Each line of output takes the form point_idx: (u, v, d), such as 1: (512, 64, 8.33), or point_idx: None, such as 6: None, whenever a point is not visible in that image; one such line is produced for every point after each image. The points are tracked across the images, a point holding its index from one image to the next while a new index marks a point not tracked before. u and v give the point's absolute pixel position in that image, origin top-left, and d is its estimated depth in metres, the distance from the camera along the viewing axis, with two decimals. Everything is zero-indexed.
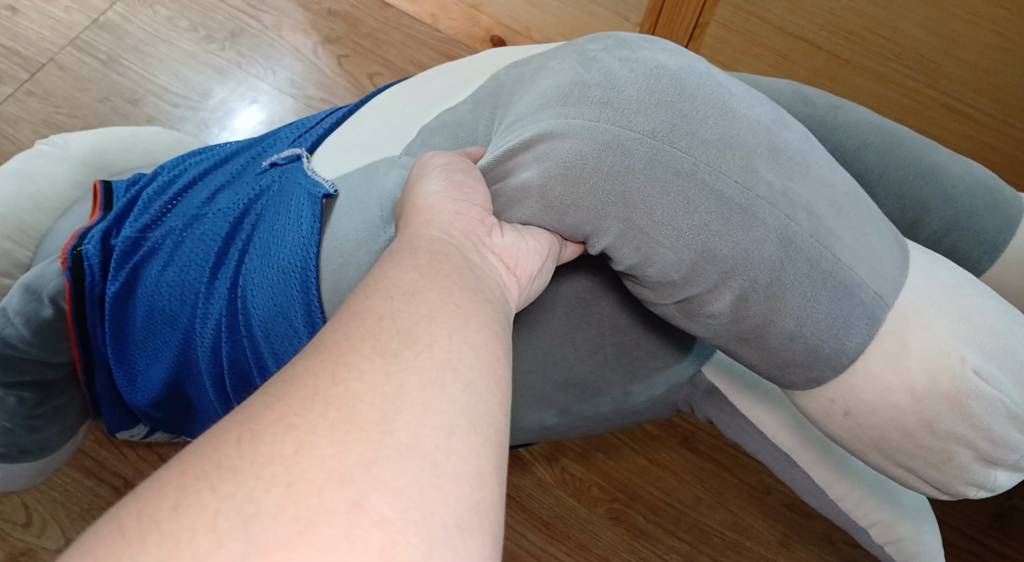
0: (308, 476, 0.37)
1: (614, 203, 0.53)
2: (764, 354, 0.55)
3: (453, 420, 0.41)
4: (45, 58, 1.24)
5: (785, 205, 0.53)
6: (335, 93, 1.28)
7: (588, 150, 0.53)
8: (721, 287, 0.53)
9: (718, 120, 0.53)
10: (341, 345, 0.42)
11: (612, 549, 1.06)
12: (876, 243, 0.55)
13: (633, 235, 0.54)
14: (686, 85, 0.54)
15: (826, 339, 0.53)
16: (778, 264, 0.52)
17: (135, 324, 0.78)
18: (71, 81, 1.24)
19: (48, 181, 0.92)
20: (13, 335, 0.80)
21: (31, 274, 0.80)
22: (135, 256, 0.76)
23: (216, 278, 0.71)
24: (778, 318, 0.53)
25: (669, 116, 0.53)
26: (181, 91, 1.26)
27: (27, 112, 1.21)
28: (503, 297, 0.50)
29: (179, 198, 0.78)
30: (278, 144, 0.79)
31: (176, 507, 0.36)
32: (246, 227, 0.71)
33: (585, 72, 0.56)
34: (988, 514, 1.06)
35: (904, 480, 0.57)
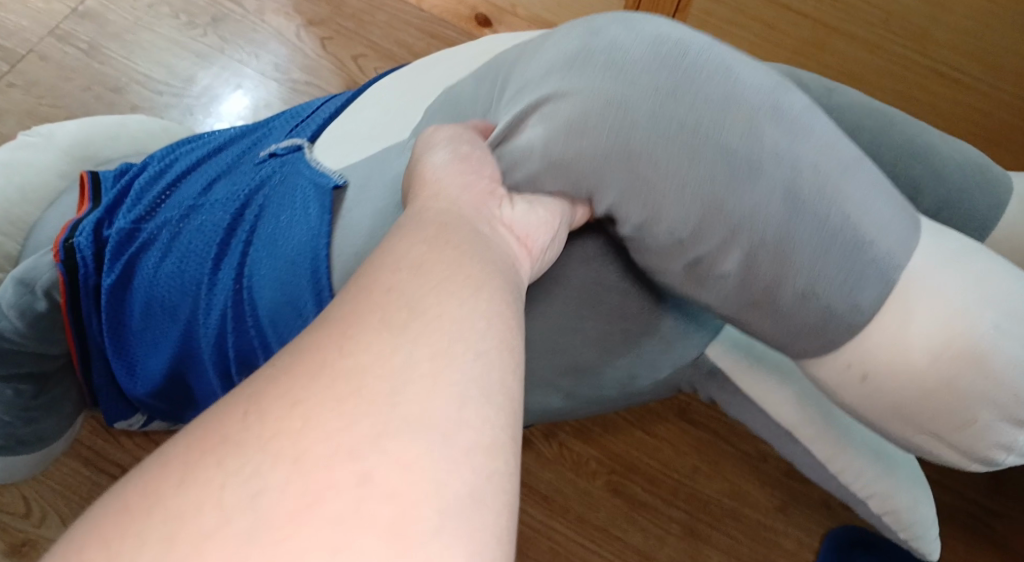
0: (317, 450, 0.38)
1: (618, 162, 0.54)
2: (775, 317, 0.56)
3: (463, 391, 0.41)
4: (26, 49, 1.23)
5: (792, 163, 0.53)
6: (320, 75, 1.28)
7: (592, 111, 0.54)
8: (729, 245, 0.54)
9: (719, 87, 0.54)
10: (349, 317, 0.42)
11: (611, 521, 1.07)
12: (885, 206, 0.55)
13: (639, 193, 0.54)
14: (689, 49, 0.55)
15: (837, 298, 0.54)
16: (785, 221, 0.53)
17: (134, 314, 0.77)
18: (53, 71, 1.23)
19: (34, 173, 0.92)
20: (8, 327, 0.81)
21: (25, 267, 0.79)
22: (130, 247, 0.76)
23: (217, 270, 0.71)
24: (788, 277, 0.54)
25: (670, 87, 0.54)
26: (165, 79, 1.25)
27: (10, 103, 1.20)
28: (514, 269, 0.50)
29: (174, 188, 0.78)
30: (275, 132, 0.79)
31: (183, 481, 0.37)
32: (246, 218, 0.71)
33: (590, 40, 0.57)
34: (983, 476, 1.08)
35: (909, 449, 0.58)
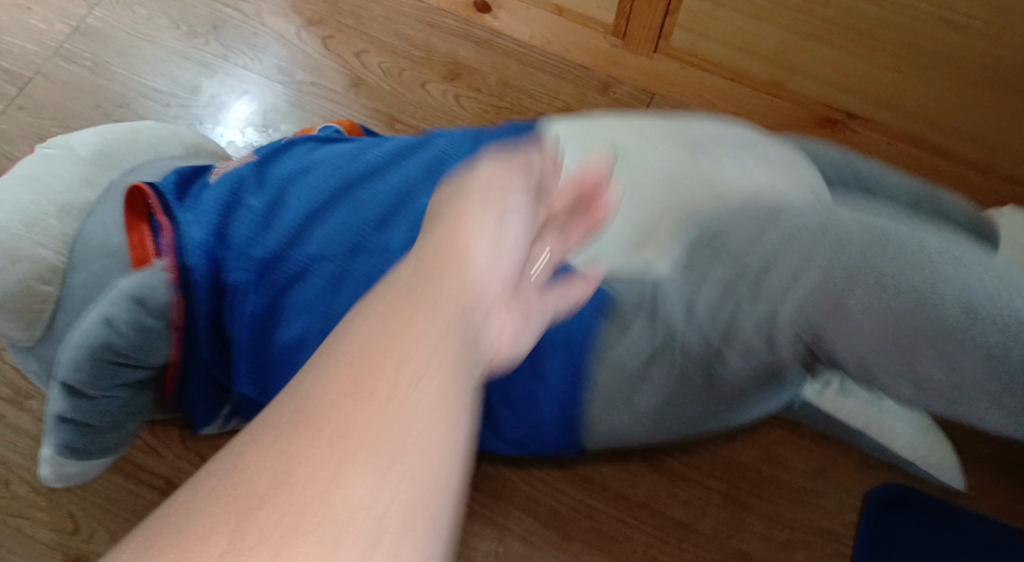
0: (309, 535, 0.43)
1: (746, 281, 0.76)
2: (844, 340, 0.72)
3: (425, 468, 0.47)
4: (31, 72, 1.24)
5: (885, 249, 0.73)
6: (325, 74, 1.28)
7: (721, 242, 0.78)
8: (862, 319, 0.71)
9: (862, 226, 0.75)
10: (349, 375, 0.47)
11: (651, 496, 1.07)
12: (964, 262, 0.73)
13: (767, 322, 0.76)
14: (811, 214, 0.77)
15: (931, 321, 0.69)
16: (873, 286, 0.71)
17: (280, 338, 0.84)
18: (60, 91, 1.24)
19: (62, 183, 0.92)
20: (116, 342, 0.82)
21: (138, 288, 0.82)
22: (278, 278, 0.83)
23: (399, 238, 0.82)
24: (868, 318, 0.71)
25: (835, 235, 0.74)
26: (171, 90, 1.25)
27: (22, 127, 1.21)
28: (482, 365, 0.53)
29: (312, 218, 0.85)
30: (404, 164, 0.88)
31: (206, 537, 0.43)
32: (410, 199, 0.85)
33: (747, 204, 0.80)
34: None
35: (952, 412, 0.72)
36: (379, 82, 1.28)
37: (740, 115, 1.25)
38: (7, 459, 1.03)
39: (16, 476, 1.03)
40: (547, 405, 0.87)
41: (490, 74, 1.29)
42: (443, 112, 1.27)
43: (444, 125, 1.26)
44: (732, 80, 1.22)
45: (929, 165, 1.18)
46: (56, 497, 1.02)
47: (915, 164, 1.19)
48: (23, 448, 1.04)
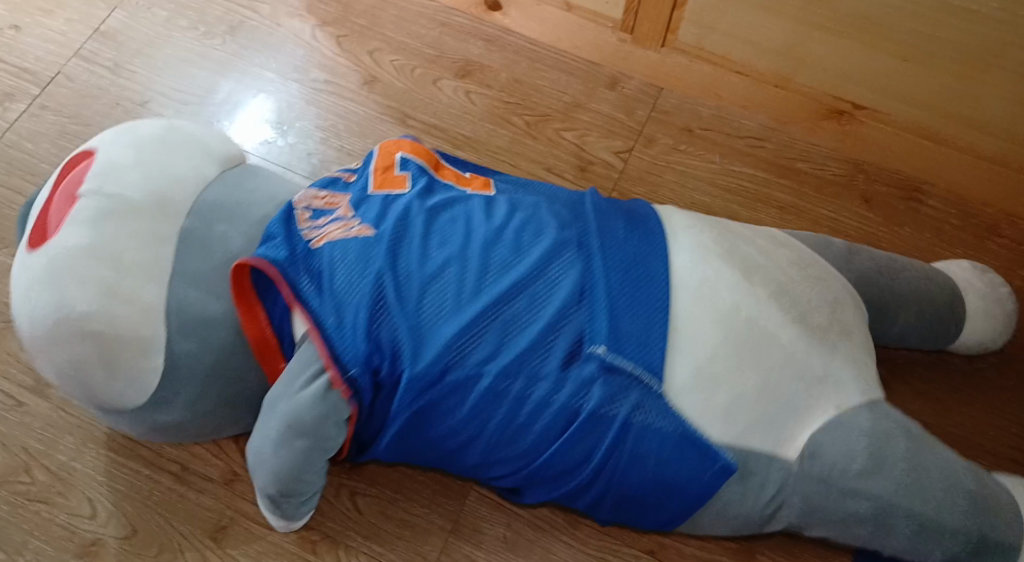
0: None
1: (793, 383, 0.83)
2: (893, 514, 0.85)
3: None
4: (53, 72, 1.28)
5: (931, 452, 0.86)
6: (339, 72, 1.30)
7: (777, 337, 0.84)
8: (887, 507, 0.85)
9: (847, 342, 0.87)
10: None
11: None
12: (983, 482, 0.88)
13: (806, 415, 0.84)
14: (828, 305, 0.88)
15: (965, 511, 0.85)
16: (935, 482, 0.85)
17: (393, 425, 0.89)
18: (80, 90, 1.27)
19: (132, 251, 0.90)
20: (321, 425, 0.88)
21: (318, 414, 0.87)
22: (486, 390, 0.85)
23: (555, 368, 0.83)
24: (914, 503, 0.84)
25: (831, 347, 0.86)
26: (187, 89, 1.28)
27: (43, 126, 1.24)
28: None
29: (417, 321, 0.85)
30: (504, 250, 0.87)
31: None
32: (536, 306, 0.84)
33: (778, 295, 0.86)
34: None
35: (873, 544, 0.88)
36: (392, 79, 1.29)
37: (748, 107, 1.27)
38: (29, 445, 1.05)
39: (37, 461, 1.04)
40: (582, 487, 0.90)
41: (500, 70, 1.30)
42: (455, 108, 1.28)
43: (456, 121, 1.27)
44: (738, 72, 1.24)
45: (940, 156, 1.19)
46: (75, 482, 1.03)
47: (927, 157, 1.20)
48: (44, 435, 1.05)
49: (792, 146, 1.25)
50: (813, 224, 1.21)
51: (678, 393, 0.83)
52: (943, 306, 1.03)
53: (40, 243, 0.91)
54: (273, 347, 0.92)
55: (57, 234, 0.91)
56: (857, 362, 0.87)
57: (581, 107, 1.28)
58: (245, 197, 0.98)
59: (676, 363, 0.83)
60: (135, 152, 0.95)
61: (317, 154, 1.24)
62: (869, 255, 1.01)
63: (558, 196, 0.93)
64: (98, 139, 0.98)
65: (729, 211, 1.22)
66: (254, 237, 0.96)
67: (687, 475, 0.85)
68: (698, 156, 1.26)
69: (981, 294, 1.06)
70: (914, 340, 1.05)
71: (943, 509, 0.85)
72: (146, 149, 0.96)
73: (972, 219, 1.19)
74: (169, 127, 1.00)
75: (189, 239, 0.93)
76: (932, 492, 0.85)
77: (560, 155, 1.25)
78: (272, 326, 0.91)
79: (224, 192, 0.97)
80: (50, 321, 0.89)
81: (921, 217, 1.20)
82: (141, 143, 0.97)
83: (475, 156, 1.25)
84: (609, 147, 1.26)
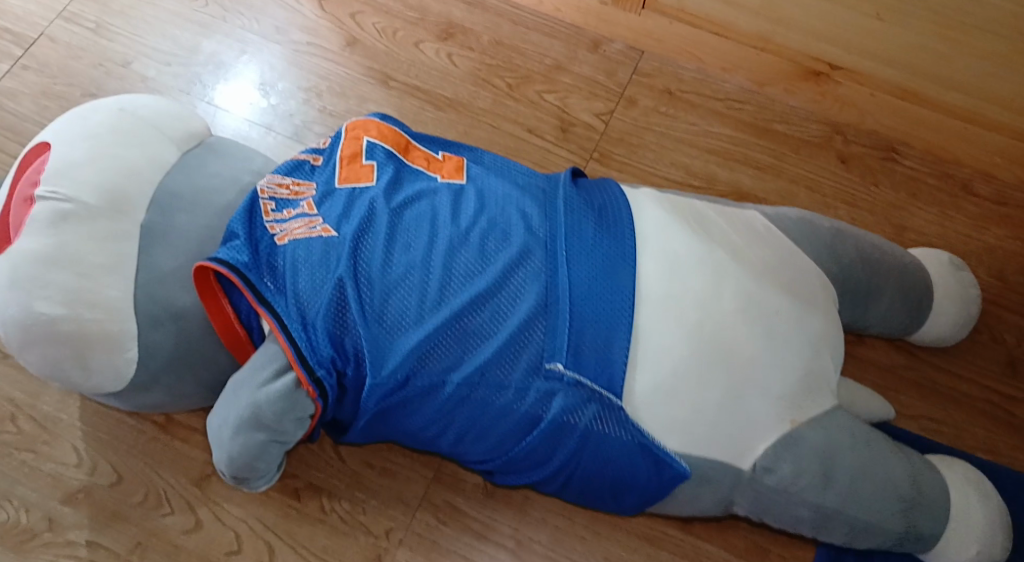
0: None
1: (758, 388, 0.84)
2: (847, 510, 0.88)
3: None
4: (36, 33, 1.29)
5: (888, 453, 0.90)
6: (321, 35, 1.31)
7: (745, 343, 0.85)
8: (844, 504, 0.88)
9: (816, 347, 0.87)
10: None
11: None
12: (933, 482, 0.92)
13: (773, 419, 0.85)
14: (803, 307, 0.88)
15: (912, 507, 0.90)
16: (889, 483, 0.89)
17: (360, 423, 0.91)
18: (63, 51, 1.27)
19: (96, 251, 0.88)
20: (285, 425, 0.88)
21: (278, 410, 0.86)
22: (450, 398, 0.86)
23: (518, 379, 0.84)
24: (868, 502, 0.88)
25: (799, 353, 0.86)
26: (170, 50, 1.29)
27: (26, 86, 1.25)
28: None
29: (380, 331, 0.85)
30: (468, 256, 0.86)
31: None
32: (499, 318, 0.85)
33: (752, 298, 0.86)
34: (1000, 362, 1.11)
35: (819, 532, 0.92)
36: (375, 42, 1.30)
37: (727, 69, 1.28)
38: (14, 396, 1.06)
39: (21, 412, 1.05)
40: (546, 477, 0.92)
41: (482, 33, 1.31)
42: (436, 70, 1.29)
43: (438, 82, 1.28)
44: (718, 34, 1.29)
45: (912, 115, 1.24)
46: (60, 432, 1.05)
47: (900, 115, 1.24)
48: (29, 386, 1.06)
49: (771, 108, 1.26)
50: (791, 183, 1.22)
51: (640, 402, 0.83)
52: (913, 305, 1.01)
53: (6, 247, 0.90)
54: (242, 340, 0.91)
55: (18, 239, 0.89)
56: (818, 373, 0.87)
57: (562, 69, 1.29)
58: (206, 182, 0.95)
59: (639, 371, 0.83)
60: (87, 146, 0.92)
61: (299, 114, 1.25)
62: (855, 244, 0.96)
63: (530, 187, 0.92)
64: (51, 131, 0.94)
65: (708, 171, 1.22)
66: (217, 227, 0.94)
67: (645, 476, 0.87)
68: (677, 117, 1.26)
69: (954, 309, 1.04)
70: (875, 329, 1.02)
71: (878, 518, 0.89)
72: (97, 143, 0.92)
73: (947, 177, 1.21)
74: (119, 111, 0.96)
75: (151, 234, 0.91)
76: (865, 495, 0.88)
77: (542, 116, 1.26)
78: (239, 320, 0.91)
79: (184, 178, 0.94)
80: (18, 327, 0.88)
81: (897, 176, 1.21)
82: (91, 136, 0.92)
83: (457, 117, 1.26)
84: (591, 109, 1.26)
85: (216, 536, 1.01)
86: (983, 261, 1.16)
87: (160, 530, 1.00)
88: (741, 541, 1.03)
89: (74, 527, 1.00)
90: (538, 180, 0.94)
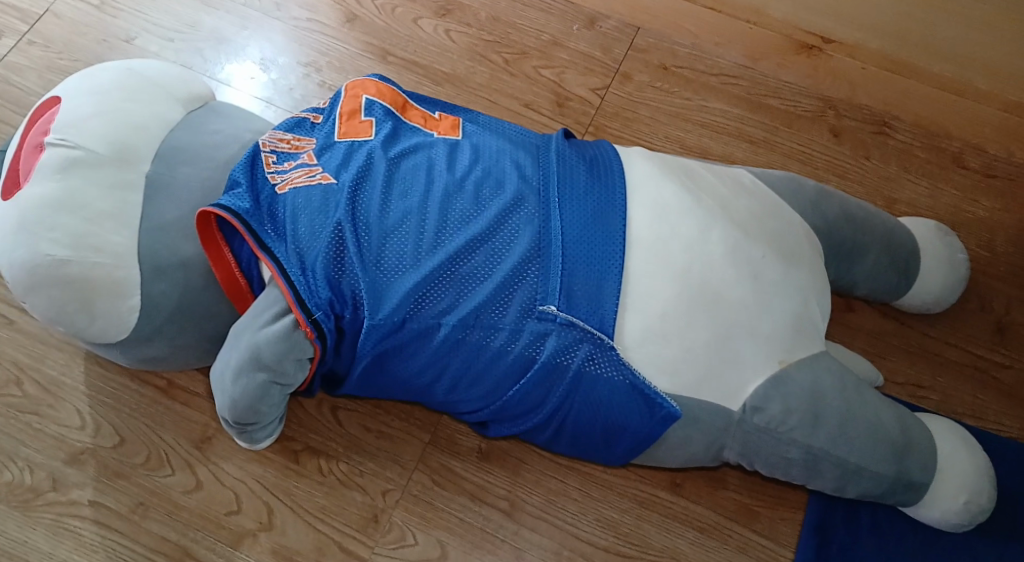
0: None
1: (744, 330, 0.87)
2: (837, 454, 0.91)
3: None
4: (41, 9, 1.31)
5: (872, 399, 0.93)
6: (321, 11, 1.33)
7: (731, 286, 0.88)
8: (834, 446, 0.91)
9: (800, 290, 0.91)
10: None
11: None
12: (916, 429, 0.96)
13: (759, 361, 0.88)
14: (785, 253, 0.92)
15: (897, 450, 0.93)
16: (875, 427, 0.92)
17: (358, 368, 0.93)
18: (68, 27, 1.30)
19: (102, 198, 0.92)
20: (286, 365, 0.91)
21: (280, 350, 0.90)
22: (446, 340, 0.89)
23: (512, 320, 0.87)
24: (857, 444, 0.91)
25: (783, 296, 0.89)
26: (173, 26, 1.31)
27: (31, 61, 1.27)
28: None
29: (378, 273, 0.88)
30: (463, 203, 0.90)
31: None
32: (494, 261, 0.88)
33: (736, 245, 0.89)
34: (989, 329, 1.13)
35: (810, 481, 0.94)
36: (374, 18, 1.32)
37: (721, 45, 1.30)
38: (19, 360, 1.09)
39: (27, 375, 1.08)
40: (539, 424, 0.95)
41: (480, 9, 1.33)
42: (435, 45, 1.30)
43: (436, 57, 1.30)
44: (711, 7, 1.32)
45: (905, 87, 1.26)
46: (64, 395, 1.07)
47: (892, 87, 1.26)
48: (34, 351, 1.09)
49: (765, 83, 1.27)
50: (783, 156, 1.23)
51: (629, 344, 0.86)
52: (899, 265, 1.05)
53: (13, 193, 0.93)
54: (243, 288, 0.95)
55: (25, 185, 0.92)
56: (803, 320, 0.90)
57: (558, 45, 1.30)
58: (208, 139, 0.99)
59: (628, 314, 0.86)
60: (95, 100, 0.95)
61: (299, 89, 1.27)
62: (838, 204, 1.01)
63: (524, 143, 0.96)
64: (61, 88, 0.98)
65: (702, 144, 1.24)
66: (218, 181, 0.97)
67: (635, 420, 0.90)
68: (671, 92, 1.27)
69: (940, 272, 1.08)
70: (863, 290, 1.06)
71: (867, 459, 0.92)
72: (106, 97, 0.96)
73: (938, 150, 1.22)
74: (127, 70, 0.99)
75: (155, 185, 0.94)
76: (855, 439, 0.91)
77: (538, 91, 1.27)
78: (240, 269, 0.94)
79: (187, 134, 0.98)
80: (25, 270, 0.91)
81: (888, 149, 1.22)
82: (100, 91, 0.96)
83: (454, 92, 1.27)
84: (586, 84, 1.28)
85: (216, 496, 1.03)
86: (972, 231, 1.18)
87: (162, 489, 1.03)
88: (731, 502, 1.05)
89: (77, 486, 1.03)
90: (532, 137, 0.97)
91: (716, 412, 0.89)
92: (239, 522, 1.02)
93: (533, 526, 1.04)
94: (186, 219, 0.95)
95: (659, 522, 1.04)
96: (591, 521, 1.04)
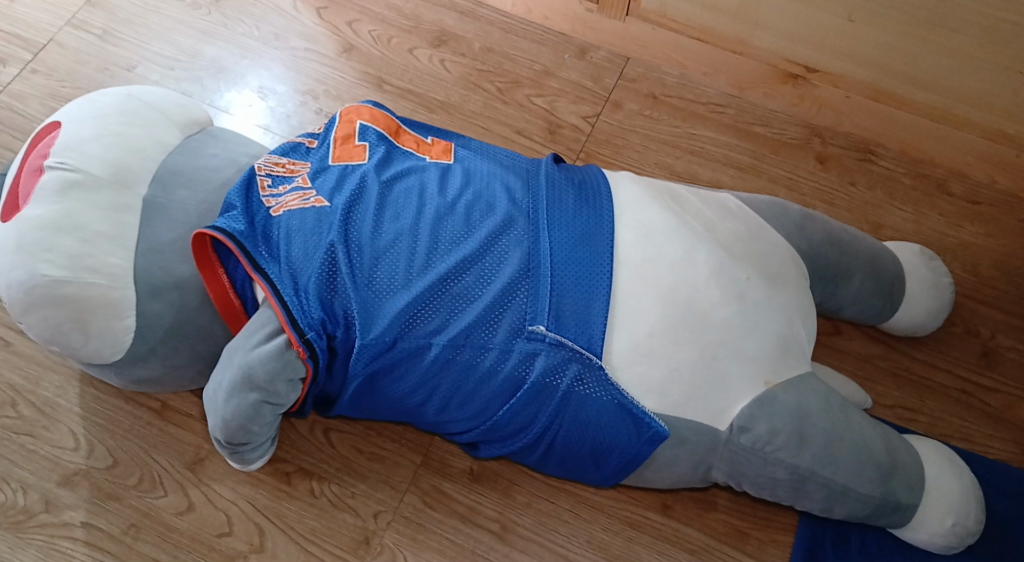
0: None
1: (731, 349, 0.89)
2: (824, 474, 0.92)
3: None
4: (45, 39, 1.34)
5: (858, 420, 0.94)
6: (318, 41, 1.36)
7: (718, 307, 0.89)
8: (821, 465, 0.91)
9: (786, 312, 0.92)
10: None
11: None
12: (904, 450, 0.96)
13: (746, 379, 0.89)
14: (772, 275, 0.93)
15: (885, 471, 0.94)
16: (861, 447, 0.93)
17: (350, 388, 0.94)
18: (71, 56, 1.32)
19: (100, 219, 0.93)
20: (279, 384, 0.92)
21: (272, 369, 0.91)
22: (436, 359, 0.90)
23: (501, 340, 0.88)
24: (843, 464, 0.92)
25: (769, 316, 0.91)
26: (173, 56, 1.34)
27: (34, 88, 1.29)
28: None
29: (369, 293, 0.89)
30: (454, 224, 0.91)
31: None
32: (484, 281, 0.89)
33: (723, 266, 0.91)
34: (975, 354, 1.14)
35: (797, 501, 0.95)
36: (369, 48, 1.35)
37: (709, 74, 1.32)
38: (15, 382, 1.10)
39: (22, 397, 1.09)
40: (529, 444, 0.95)
41: (474, 40, 1.35)
42: (430, 75, 1.33)
43: (431, 86, 1.32)
44: (698, 39, 1.30)
45: (889, 116, 1.26)
46: (59, 416, 1.08)
47: (876, 116, 1.27)
48: (30, 372, 1.10)
49: (752, 112, 1.31)
50: (770, 182, 1.26)
51: (617, 363, 0.87)
52: (885, 289, 1.07)
53: (12, 214, 0.95)
54: (237, 309, 0.96)
55: (25, 207, 0.94)
56: (789, 340, 0.92)
57: (550, 74, 1.33)
58: (205, 162, 1.01)
59: (616, 333, 0.88)
60: (96, 124, 0.97)
61: (296, 115, 1.30)
62: (824, 227, 1.03)
63: (515, 167, 0.97)
64: (62, 112, 1.00)
65: (690, 171, 1.26)
66: (215, 203, 0.98)
67: (623, 439, 0.91)
68: (661, 121, 1.30)
69: (926, 295, 1.10)
70: (849, 313, 1.08)
71: (853, 480, 0.93)
72: (106, 122, 0.98)
73: (923, 177, 1.25)
74: (127, 96, 1.02)
75: (153, 207, 0.96)
76: (840, 459, 0.92)
77: (530, 119, 1.30)
78: (235, 290, 0.95)
79: (185, 158, 1.00)
80: (21, 290, 0.93)
81: (874, 176, 1.26)
82: (101, 116, 0.98)
83: (448, 119, 1.30)
84: (578, 112, 1.30)
85: (208, 517, 1.04)
86: (957, 257, 1.20)
87: (154, 511, 1.04)
88: (721, 525, 1.06)
89: (70, 508, 1.04)
90: (523, 162, 0.99)
91: (703, 431, 0.90)
92: (230, 544, 1.03)
93: (524, 548, 1.04)
94: (183, 240, 0.96)
95: (650, 544, 1.04)
96: (582, 543, 1.04)
